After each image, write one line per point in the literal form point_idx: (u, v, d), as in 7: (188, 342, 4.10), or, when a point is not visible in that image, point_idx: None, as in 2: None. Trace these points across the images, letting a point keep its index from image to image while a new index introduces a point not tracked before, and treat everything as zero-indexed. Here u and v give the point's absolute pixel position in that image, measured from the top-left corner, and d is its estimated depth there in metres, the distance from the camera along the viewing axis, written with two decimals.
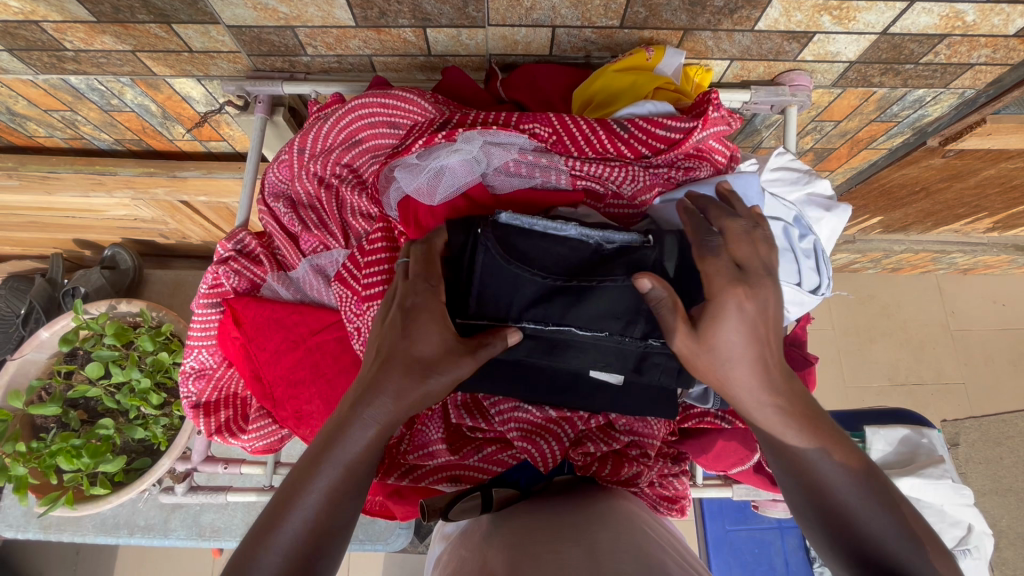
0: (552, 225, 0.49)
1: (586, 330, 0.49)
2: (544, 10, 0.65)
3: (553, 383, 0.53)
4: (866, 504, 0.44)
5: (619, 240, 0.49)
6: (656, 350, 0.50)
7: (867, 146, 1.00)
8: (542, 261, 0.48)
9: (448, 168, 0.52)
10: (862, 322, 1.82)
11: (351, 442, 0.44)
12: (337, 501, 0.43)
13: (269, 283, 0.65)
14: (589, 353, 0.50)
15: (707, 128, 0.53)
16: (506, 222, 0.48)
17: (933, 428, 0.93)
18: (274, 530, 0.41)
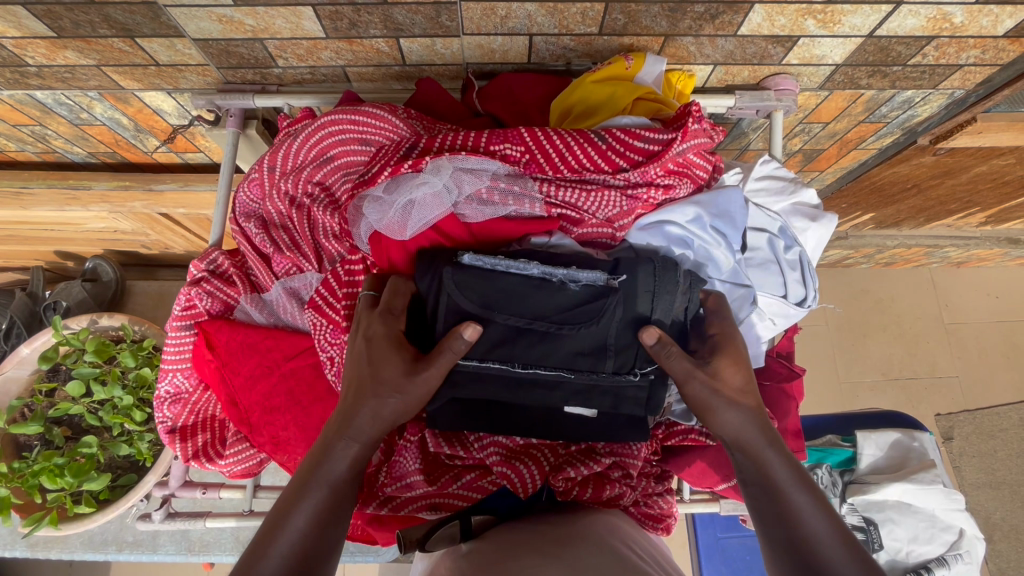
0: (515, 264, 0.48)
1: (552, 369, 0.49)
2: (520, 18, 0.63)
3: (527, 420, 0.52)
4: (841, 554, 0.41)
5: (584, 279, 0.48)
6: (629, 385, 0.51)
7: (856, 147, 0.98)
8: (503, 305, 0.48)
9: (417, 202, 0.50)
10: (856, 317, 1.81)
11: (331, 470, 0.46)
12: (318, 529, 0.43)
13: (242, 306, 0.63)
14: (561, 391, 0.50)
15: (687, 140, 0.51)
16: (469, 264, 0.48)
17: (925, 431, 0.93)
18: (268, 540, 0.41)
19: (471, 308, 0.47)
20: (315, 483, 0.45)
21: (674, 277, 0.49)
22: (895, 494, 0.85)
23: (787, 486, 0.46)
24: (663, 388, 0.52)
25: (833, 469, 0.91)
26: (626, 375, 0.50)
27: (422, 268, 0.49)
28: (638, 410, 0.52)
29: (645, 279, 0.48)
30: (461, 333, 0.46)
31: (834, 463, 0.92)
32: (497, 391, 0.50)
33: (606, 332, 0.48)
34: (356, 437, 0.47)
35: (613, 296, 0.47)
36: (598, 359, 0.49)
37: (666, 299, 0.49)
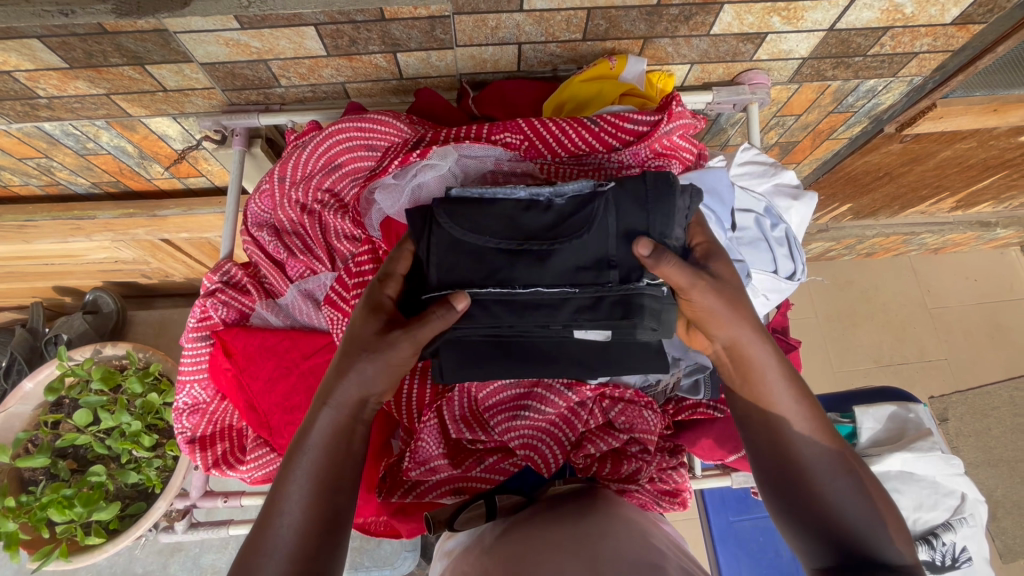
0: (501, 189, 0.48)
1: (552, 287, 0.47)
2: (509, 28, 0.67)
3: (533, 354, 0.51)
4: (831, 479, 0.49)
5: (569, 193, 0.48)
6: (638, 292, 0.48)
7: (828, 137, 1.04)
8: (494, 228, 0.47)
9: (425, 185, 0.52)
10: (843, 307, 1.86)
11: (318, 439, 0.47)
12: (320, 494, 0.45)
13: (258, 312, 0.65)
14: (562, 308, 0.48)
15: (672, 121, 0.56)
16: (456, 195, 0.48)
17: (919, 402, 0.96)
18: (273, 517, 0.44)
19: (460, 233, 0.47)
20: (303, 456, 0.46)
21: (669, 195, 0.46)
22: (895, 464, 0.87)
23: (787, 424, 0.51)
24: (673, 304, 0.51)
25: None
26: (634, 283, 0.47)
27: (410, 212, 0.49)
28: (651, 322, 0.49)
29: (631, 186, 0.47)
30: (453, 304, 0.46)
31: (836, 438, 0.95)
32: (501, 317, 0.49)
33: (603, 242, 0.47)
34: (338, 404, 0.48)
35: (599, 200, 0.47)
36: (599, 273, 0.47)
37: (662, 211, 0.46)
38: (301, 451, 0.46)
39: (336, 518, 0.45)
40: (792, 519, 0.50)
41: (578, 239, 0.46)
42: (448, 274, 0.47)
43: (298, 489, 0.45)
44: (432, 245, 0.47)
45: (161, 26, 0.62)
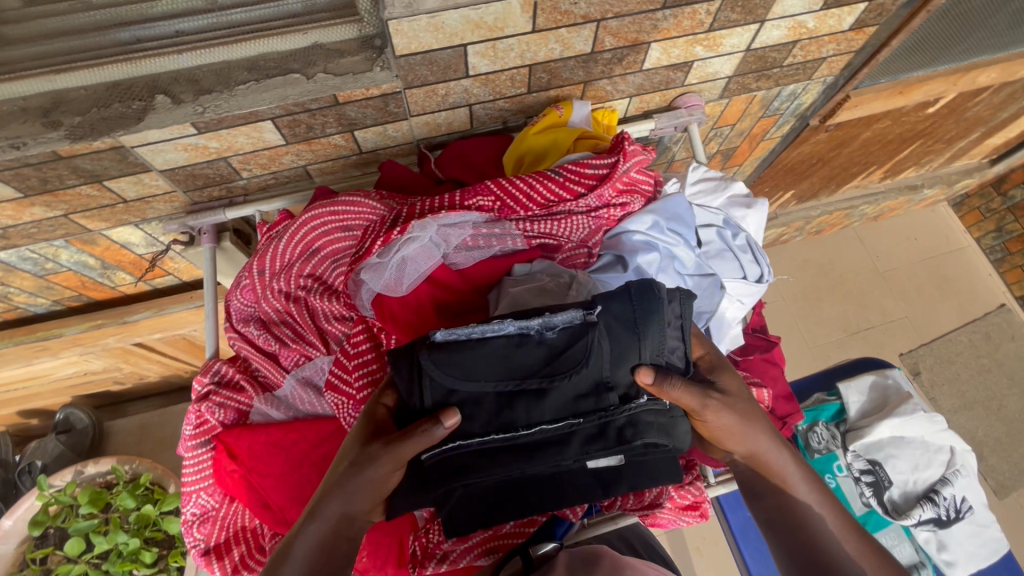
0: (490, 327, 0.47)
1: (554, 422, 0.48)
2: (459, 93, 0.71)
3: (544, 489, 0.51)
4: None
5: (560, 323, 0.48)
6: (640, 410, 0.50)
7: (763, 138, 1.12)
8: (492, 371, 0.47)
9: (409, 257, 0.54)
10: (805, 285, 1.96)
11: (298, 550, 0.48)
12: None
13: (257, 408, 0.64)
14: (564, 446, 0.49)
15: (628, 160, 0.60)
16: (444, 341, 0.46)
17: (894, 368, 1.03)
18: None
19: (457, 382, 0.47)
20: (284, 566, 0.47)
21: (656, 307, 0.50)
22: (886, 431, 0.94)
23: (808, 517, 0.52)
24: (683, 416, 0.53)
25: (829, 424, 1.00)
26: (634, 404, 0.49)
27: (396, 359, 0.47)
28: (662, 438, 0.51)
29: (618, 306, 0.49)
30: (441, 420, 0.46)
31: (828, 417, 1.00)
32: (510, 465, 0.48)
33: (601, 369, 0.48)
34: (321, 518, 0.48)
35: (591, 329, 0.47)
36: (599, 398, 0.49)
37: (653, 331, 0.49)
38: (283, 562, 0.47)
39: None
40: None
41: (577, 375, 0.48)
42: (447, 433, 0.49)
43: None
44: (429, 403, 0.47)
45: (118, 143, 0.62)
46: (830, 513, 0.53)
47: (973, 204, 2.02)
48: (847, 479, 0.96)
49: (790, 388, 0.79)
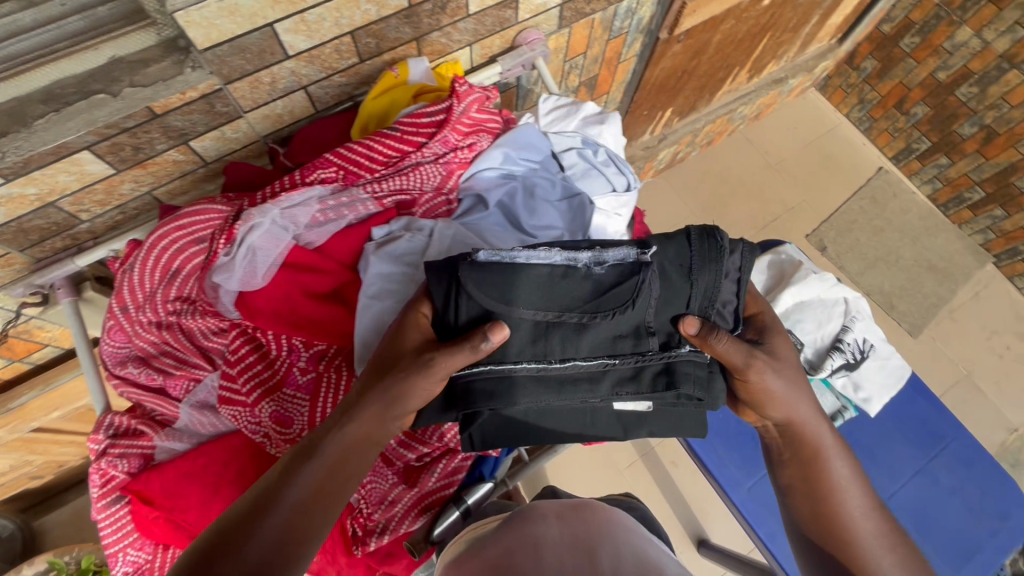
0: (537, 255, 0.52)
1: (586, 358, 0.54)
2: (287, 77, 0.68)
3: (568, 423, 0.58)
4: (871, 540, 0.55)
5: (610, 261, 0.53)
6: (680, 358, 0.56)
7: (619, 61, 1.15)
8: (535, 298, 0.52)
9: (257, 246, 0.53)
10: (709, 195, 2.07)
11: (333, 446, 0.48)
12: (322, 489, 0.47)
13: (161, 446, 0.62)
14: (592, 384, 0.54)
15: (462, 101, 0.60)
16: (487, 260, 0.50)
17: (785, 243, 1.10)
18: (275, 498, 0.45)
19: (498, 305, 0.51)
20: (318, 456, 0.47)
21: (718, 263, 0.56)
22: (789, 300, 1.01)
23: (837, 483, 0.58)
24: (721, 375, 0.58)
25: None
26: (673, 351, 0.55)
27: (434, 274, 0.51)
28: (697, 391, 0.56)
29: (670, 250, 0.55)
30: (487, 335, 0.48)
31: None
32: (539, 392, 0.54)
33: (642, 313, 0.54)
34: (356, 419, 0.49)
35: (643, 269, 0.53)
36: (639, 341, 0.55)
37: (704, 281, 0.55)
38: (314, 454, 0.48)
39: (323, 521, 0.46)
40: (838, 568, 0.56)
41: (614, 309, 0.53)
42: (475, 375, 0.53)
43: (303, 481, 0.46)
44: (463, 318, 0.51)
45: None
46: (856, 483, 0.58)
47: (835, 84, 2.19)
48: None
49: None
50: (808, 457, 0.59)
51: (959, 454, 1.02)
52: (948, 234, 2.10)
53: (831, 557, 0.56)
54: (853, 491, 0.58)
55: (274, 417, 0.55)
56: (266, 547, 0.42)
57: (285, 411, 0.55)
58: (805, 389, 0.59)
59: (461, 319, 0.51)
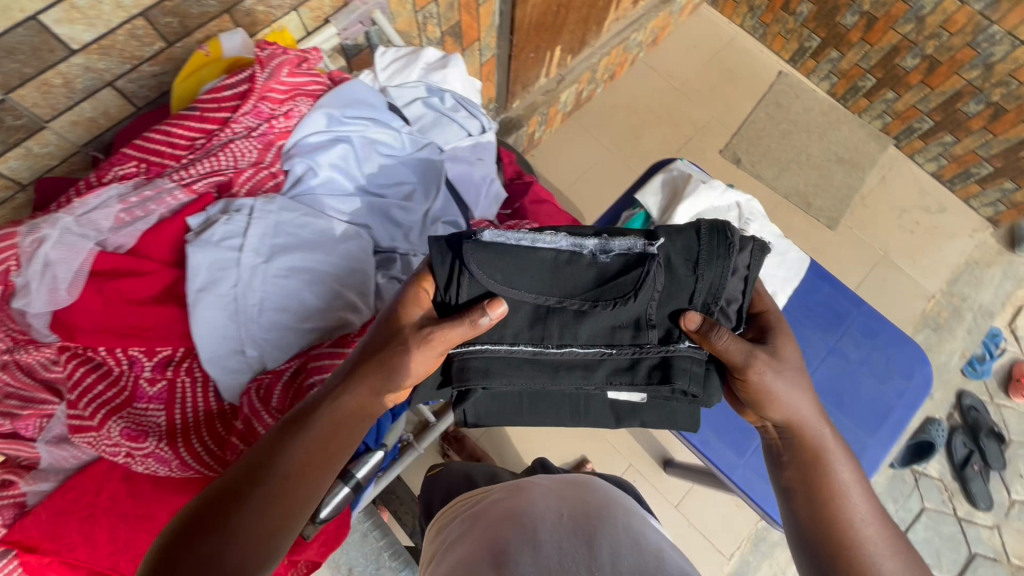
0: (540, 239, 0.70)
1: (583, 344, 0.73)
2: (82, 78, 0.72)
3: (557, 401, 0.81)
4: (883, 549, 0.68)
5: (612, 250, 0.71)
6: (679, 351, 0.73)
7: (480, 4, 1.10)
8: (537, 275, 0.70)
9: (50, 260, 0.69)
10: (621, 129, 2.10)
11: (316, 422, 0.65)
12: (306, 454, 0.64)
13: (28, 491, 0.72)
14: (585, 369, 0.75)
15: (263, 71, 0.77)
16: (491, 239, 0.69)
17: (678, 160, 1.13)
18: (268, 464, 0.62)
19: (498, 285, 0.69)
20: (304, 431, 0.64)
21: (727, 261, 0.72)
22: (683, 213, 1.04)
23: (845, 490, 0.71)
24: (713, 371, 0.77)
25: None
26: (673, 343, 0.73)
27: (442, 257, 0.69)
28: (692, 382, 0.75)
29: (676, 249, 0.72)
30: (488, 311, 0.67)
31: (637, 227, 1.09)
32: (539, 372, 0.75)
33: (641, 306, 0.72)
34: (340, 400, 0.67)
35: (648, 261, 0.70)
36: (638, 333, 0.73)
37: (716, 266, 0.72)
38: (299, 428, 0.65)
39: (306, 484, 0.63)
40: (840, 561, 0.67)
41: (614, 309, 0.71)
42: (487, 370, 0.74)
43: (291, 450, 0.63)
44: (461, 296, 0.70)
45: None
46: (864, 497, 0.71)
47: None
48: None
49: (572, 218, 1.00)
50: (823, 463, 0.73)
51: (863, 327, 1.09)
52: (850, 125, 2.17)
53: (830, 544, 0.69)
54: (853, 494, 0.71)
55: (119, 430, 0.70)
56: (259, 502, 0.60)
57: (133, 426, 0.71)
58: (807, 397, 0.74)
59: (460, 296, 0.70)
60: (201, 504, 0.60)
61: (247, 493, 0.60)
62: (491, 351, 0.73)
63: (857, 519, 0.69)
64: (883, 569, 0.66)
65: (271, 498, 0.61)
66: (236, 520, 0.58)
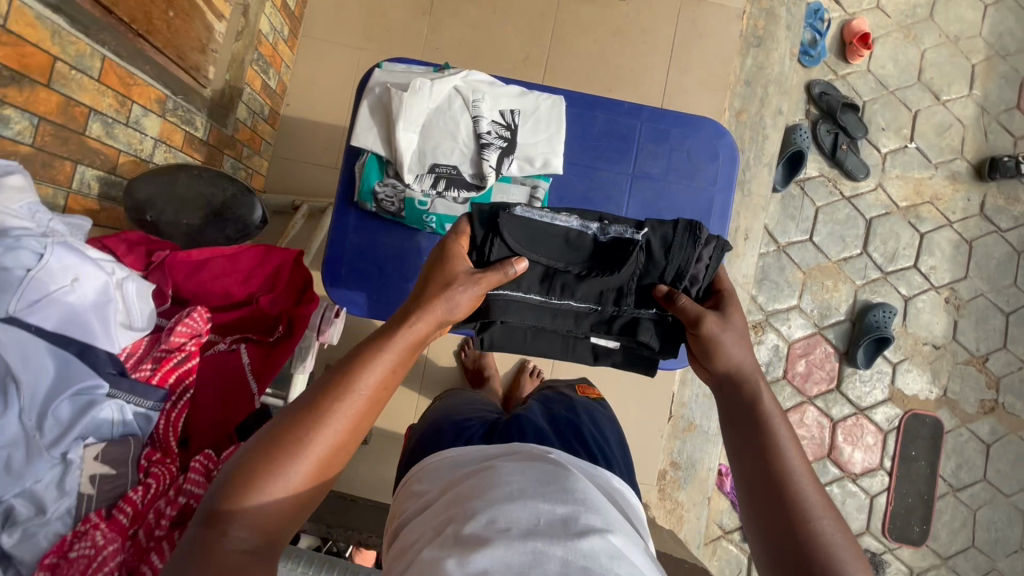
0: (557, 219, 1.01)
1: (577, 297, 1.03)
2: None
3: (551, 344, 1.13)
4: (813, 503, 0.84)
5: (609, 233, 1.02)
6: (646, 315, 1.04)
7: None
8: (547, 242, 0.99)
9: None
10: (363, 16, 1.77)
11: (389, 350, 0.83)
12: (377, 380, 0.81)
13: None
14: (577, 317, 1.06)
15: None
16: (522, 213, 0.98)
17: (374, 72, 1.02)
18: (351, 382, 0.80)
19: (519, 246, 0.97)
20: (381, 357, 0.82)
21: (692, 251, 1.01)
22: (408, 133, 0.97)
23: (789, 451, 0.88)
24: (680, 337, 1.06)
25: (382, 179, 1.01)
26: (643, 313, 1.03)
27: (478, 226, 0.96)
28: (654, 343, 1.06)
29: (655, 236, 1.02)
30: (513, 267, 0.92)
31: (372, 172, 1.01)
32: (539, 321, 1.05)
33: (622, 277, 1.02)
34: (415, 321, 0.85)
35: (636, 240, 1.01)
36: (617, 298, 1.03)
37: (680, 253, 1.01)
38: (377, 356, 0.82)
39: (374, 403, 0.82)
40: (761, 496, 0.86)
41: (600, 277, 1.01)
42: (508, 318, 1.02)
43: (370, 372, 0.81)
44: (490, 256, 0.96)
45: None
46: (803, 462, 0.88)
47: None
48: (436, 202, 1.00)
49: (256, 288, 1.19)
50: (760, 415, 0.91)
51: (652, 134, 1.12)
52: None
53: (767, 486, 0.86)
54: (793, 454, 0.88)
55: None
56: (336, 418, 0.78)
57: None
58: (750, 368, 0.95)
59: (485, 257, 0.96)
60: (286, 416, 0.78)
61: (321, 409, 0.78)
62: (510, 298, 1.00)
63: (795, 475, 0.86)
64: (814, 518, 0.82)
65: (347, 417, 0.79)
66: (308, 439, 0.76)
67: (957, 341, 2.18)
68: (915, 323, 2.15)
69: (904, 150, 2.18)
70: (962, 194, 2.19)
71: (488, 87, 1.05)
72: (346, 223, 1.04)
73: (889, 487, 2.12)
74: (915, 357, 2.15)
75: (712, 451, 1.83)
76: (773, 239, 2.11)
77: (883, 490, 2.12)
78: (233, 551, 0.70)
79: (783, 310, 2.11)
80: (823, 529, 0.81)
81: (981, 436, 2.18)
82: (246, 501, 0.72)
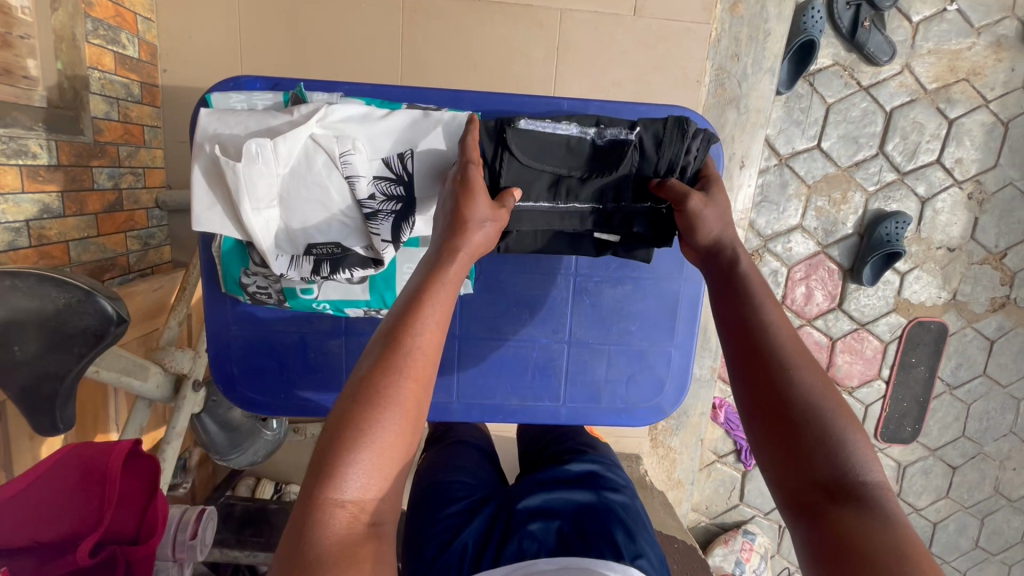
0: (552, 125, 0.87)
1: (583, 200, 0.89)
2: None
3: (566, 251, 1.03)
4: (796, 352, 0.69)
5: (606, 134, 0.88)
6: (647, 210, 0.90)
7: None
8: (540, 150, 0.86)
9: None
10: None
11: (443, 275, 0.72)
12: (440, 307, 0.70)
13: None
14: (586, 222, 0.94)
15: None
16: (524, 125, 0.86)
17: (200, 129, 0.84)
18: (411, 314, 0.69)
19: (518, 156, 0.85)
20: (438, 287, 0.71)
21: (683, 141, 0.86)
22: (261, 218, 0.84)
23: (766, 304, 0.74)
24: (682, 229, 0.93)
25: (247, 269, 0.92)
26: (645, 206, 0.90)
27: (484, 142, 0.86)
28: (660, 238, 0.93)
29: (645, 133, 0.87)
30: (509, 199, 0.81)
31: (234, 264, 0.92)
32: (550, 228, 0.93)
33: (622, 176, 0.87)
34: (467, 244, 0.75)
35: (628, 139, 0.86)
36: (615, 197, 0.89)
37: (670, 144, 0.86)
38: (433, 284, 0.71)
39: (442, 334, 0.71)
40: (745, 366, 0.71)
41: (596, 177, 0.87)
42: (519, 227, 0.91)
43: (431, 302, 0.70)
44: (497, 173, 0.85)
45: None
46: (776, 311, 0.74)
47: None
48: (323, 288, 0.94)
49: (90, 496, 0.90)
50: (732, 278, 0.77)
51: None
52: None
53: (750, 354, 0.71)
54: (768, 306, 0.74)
55: None
56: (407, 356, 0.66)
57: None
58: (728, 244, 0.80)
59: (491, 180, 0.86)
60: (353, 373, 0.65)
61: (390, 348, 0.66)
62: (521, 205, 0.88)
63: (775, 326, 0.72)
64: (794, 372, 0.68)
65: (419, 352, 0.67)
66: (385, 385, 0.64)
67: (975, 241, 1.98)
68: (930, 227, 1.94)
69: (941, 16, 1.76)
70: (1005, 64, 1.82)
71: (358, 126, 0.87)
72: (226, 316, 1.01)
73: (885, 395, 2.10)
74: (927, 263, 1.98)
75: (704, 396, 1.77)
76: (774, 152, 1.82)
77: (879, 399, 2.11)
78: (340, 531, 0.57)
79: (784, 232, 1.89)
80: (801, 377, 0.67)
81: (986, 334, 2.09)
82: (337, 470, 0.59)
